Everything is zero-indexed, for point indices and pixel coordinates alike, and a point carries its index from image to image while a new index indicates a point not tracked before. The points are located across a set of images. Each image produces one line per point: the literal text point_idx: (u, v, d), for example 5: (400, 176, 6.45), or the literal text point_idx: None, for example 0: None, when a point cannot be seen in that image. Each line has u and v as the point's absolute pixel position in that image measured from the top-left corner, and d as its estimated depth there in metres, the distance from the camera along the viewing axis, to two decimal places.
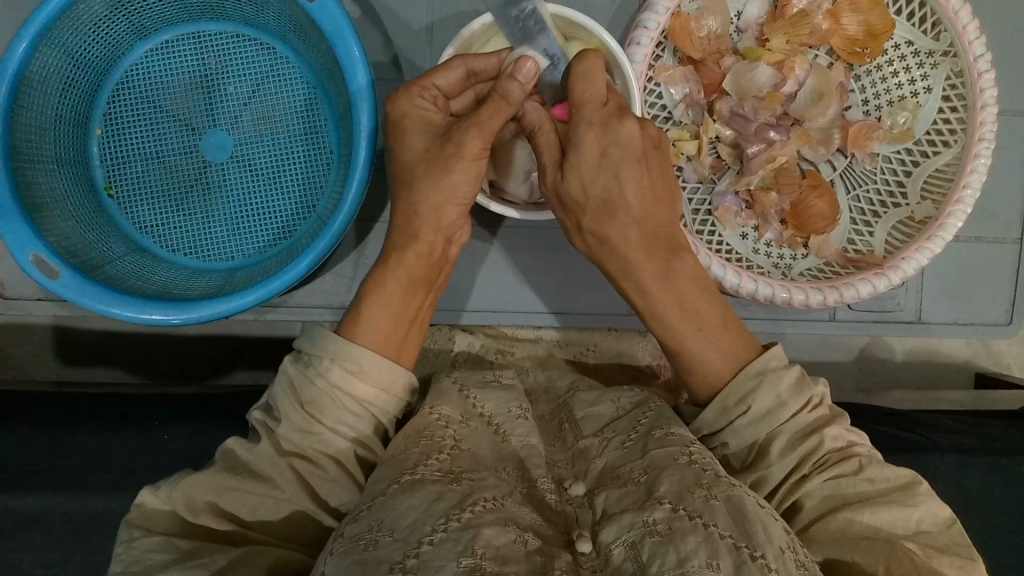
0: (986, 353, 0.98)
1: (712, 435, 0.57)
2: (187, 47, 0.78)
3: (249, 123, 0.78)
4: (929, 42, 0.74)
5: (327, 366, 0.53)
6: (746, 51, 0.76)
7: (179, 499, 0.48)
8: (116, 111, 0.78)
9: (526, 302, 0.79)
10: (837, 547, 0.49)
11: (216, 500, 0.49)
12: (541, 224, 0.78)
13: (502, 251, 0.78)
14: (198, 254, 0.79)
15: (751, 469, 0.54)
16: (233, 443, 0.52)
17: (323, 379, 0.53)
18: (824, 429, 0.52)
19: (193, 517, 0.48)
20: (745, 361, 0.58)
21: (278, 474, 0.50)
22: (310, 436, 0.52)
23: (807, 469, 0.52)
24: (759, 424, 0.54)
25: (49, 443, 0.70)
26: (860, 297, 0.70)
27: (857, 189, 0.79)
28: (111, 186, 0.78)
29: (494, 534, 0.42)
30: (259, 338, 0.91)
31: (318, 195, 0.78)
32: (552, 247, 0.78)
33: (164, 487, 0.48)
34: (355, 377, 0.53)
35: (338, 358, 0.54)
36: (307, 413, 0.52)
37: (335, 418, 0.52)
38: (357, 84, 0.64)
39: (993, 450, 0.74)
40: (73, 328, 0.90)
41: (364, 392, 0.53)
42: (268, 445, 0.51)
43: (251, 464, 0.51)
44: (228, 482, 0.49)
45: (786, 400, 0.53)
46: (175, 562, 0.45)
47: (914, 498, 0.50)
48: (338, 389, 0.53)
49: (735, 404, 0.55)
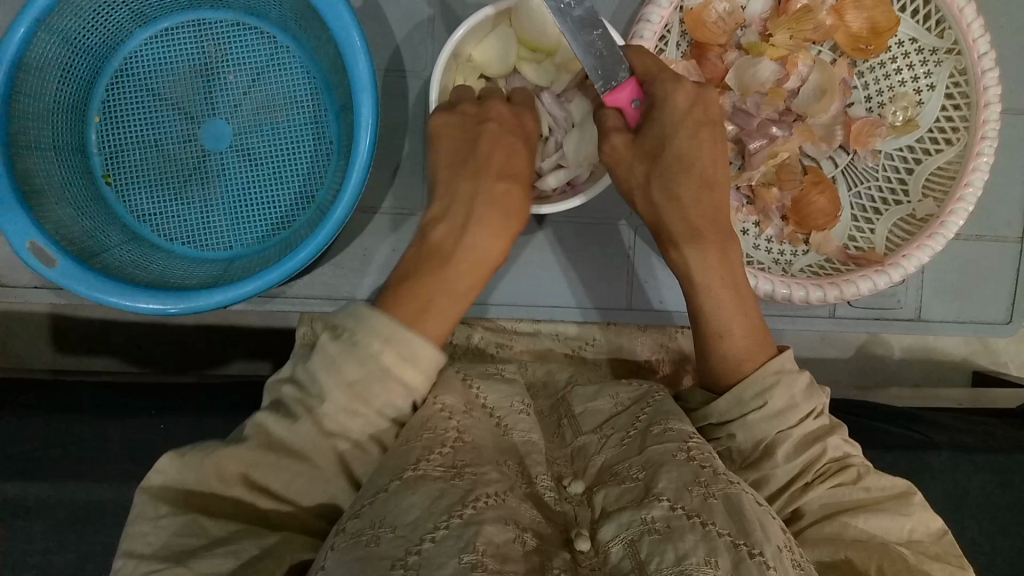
0: (984, 351, 0.98)
1: (720, 425, 0.57)
2: (186, 34, 0.78)
3: (248, 112, 0.78)
4: (934, 39, 0.73)
5: (379, 348, 0.52)
6: (749, 46, 0.75)
7: (211, 470, 0.47)
8: (114, 99, 0.78)
9: (555, 296, 0.80)
10: (830, 545, 0.50)
11: (248, 472, 0.48)
12: (591, 220, 0.79)
13: (551, 246, 0.79)
14: (195, 243, 0.78)
15: (754, 467, 0.54)
16: (267, 417, 0.50)
17: (375, 361, 0.51)
18: (828, 439, 0.54)
19: (225, 487, 0.48)
20: (764, 361, 0.58)
21: (320, 455, 0.50)
22: (355, 418, 0.51)
23: (808, 477, 0.53)
24: (773, 420, 0.54)
25: (49, 434, 0.70)
26: (860, 294, 0.70)
27: (859, 185, 0.79)
28: (110, 174, 0.78)
29: (495, 531, 0.42)
30: (258, 329, 0.91)
31: (317, 186, 0.77)
32: (597, 245, 0.80)
33: (196, 455, 0.48)
34: (406, 363, 0.52)
35: (390, 341, 0.52)
36: (354, 395, 0.50)
37: (385, 400, 0.51)
38: (359, 73, 0.63)
39: (987, 449, 0.75)
40: (72, 315, 0.90)
41: (414, 377, 0.52)
42: (308, 424, 0.50)
43: (288, 441, 0.49)
44: (263, 458, 0.49)
45: (799, 402, 0.54)
46: (203, 548, 0.45)
47: (908, 507, 0.52)
48: (389, 372, 0.51)
49: (752, 398, 0.55)
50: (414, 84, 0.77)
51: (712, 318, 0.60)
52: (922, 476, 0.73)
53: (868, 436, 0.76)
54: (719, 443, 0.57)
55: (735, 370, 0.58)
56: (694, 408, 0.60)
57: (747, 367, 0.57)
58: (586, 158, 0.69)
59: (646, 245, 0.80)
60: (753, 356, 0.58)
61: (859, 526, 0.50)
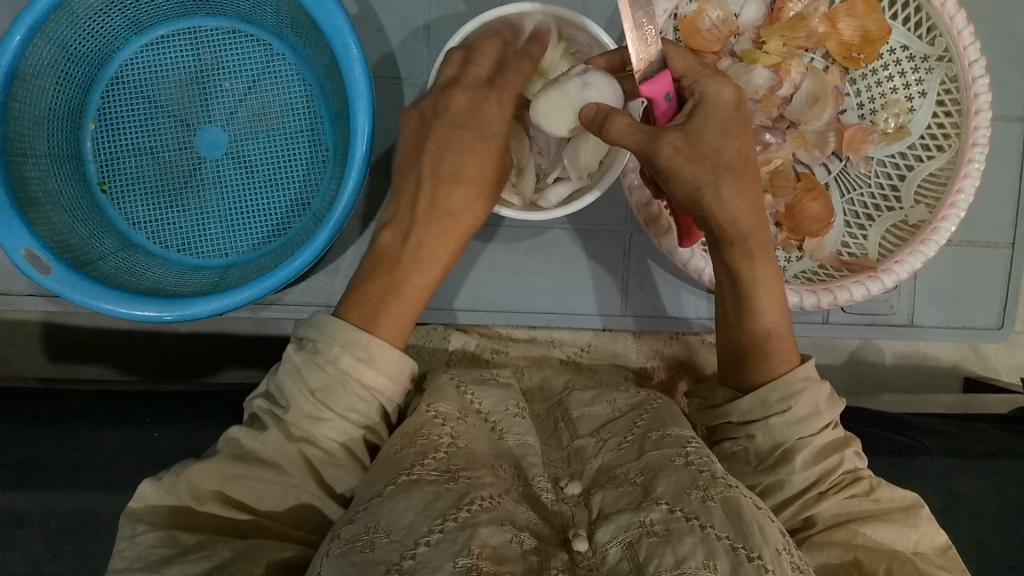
0: (975, 357, 0.98)
1: (742, 424, 0.56)
2: (182, 41, 0.78)
3: (244, 119, 0.78)
4: (924, 47, 0.74)
5: (337, 353, 0.54)
6: (743, 53, 0.76)
7: (186, 489, 0.48)
8: (110, 106, 0.77)
9: (570, 304, 0.81)
10: (840, 547, 0.50)
11: (222, 489, 0.50)
12: (593, 227, 0.80)
13: (558, 255, 0.80)
14: (190, 251, 0.78)
15: (771, 471, 0.54)
16: (238, 431, 0.53)
17: (332, 366, 0.53)
18: (845, 449, 0.54)
19: (200, 505, 0.49)
20: (790, 365, 0.57)
21: (287, 461, 0.51)
22: (321, 422, 0.53)
23: (823, 488, 0.53)
24: (797, 426, 0.54)
25: (41, 441, 0.69)
26: (854, 300, 0.70)
27: (851, 193, 0.79)
28: (105, 181, 0.78)
29: (490, 534, 0.42)
30: (250, 336, 0.90)
31: (313, 193, 0.77)
32: (599, 249, 0.80)
33: (169, 477, 0.49)
34: (364, 364, 0.54)
35: (348, 345, 0.54)
36: (317, 400, 0.53)
37: (347, 404, 0.53)
38: (356, 80, 0.64)
39: (984, 455, 0.75)
40: (61, 324, 0.89)
41: (374, 379, 0.54)
42: (276, 432, 0.52)
43: (257, 451, 0.52)
44: (234, 471, 0.50)
45: (823, 410, 0.55)
46: (177, 557, 0.46)
47: (914, 520, 0.52)
48: (348, 375, 0.53)
49: (777, 400, 0.55)
50: (409, 91, 0.77)
51: (749, 315, 0.60)
52: (916, 480, 0.73)
53: (861, 440, 0.76)
54: (736, 443, 0.57)
55: (763, 369, 0.57)
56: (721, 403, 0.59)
57: (772, 368, 0.57)
58: (586, 168, 0.68)
59: (645, 250, 0.80)
60: (778, 346, 0.58)
61: (867, 534, 0.51)
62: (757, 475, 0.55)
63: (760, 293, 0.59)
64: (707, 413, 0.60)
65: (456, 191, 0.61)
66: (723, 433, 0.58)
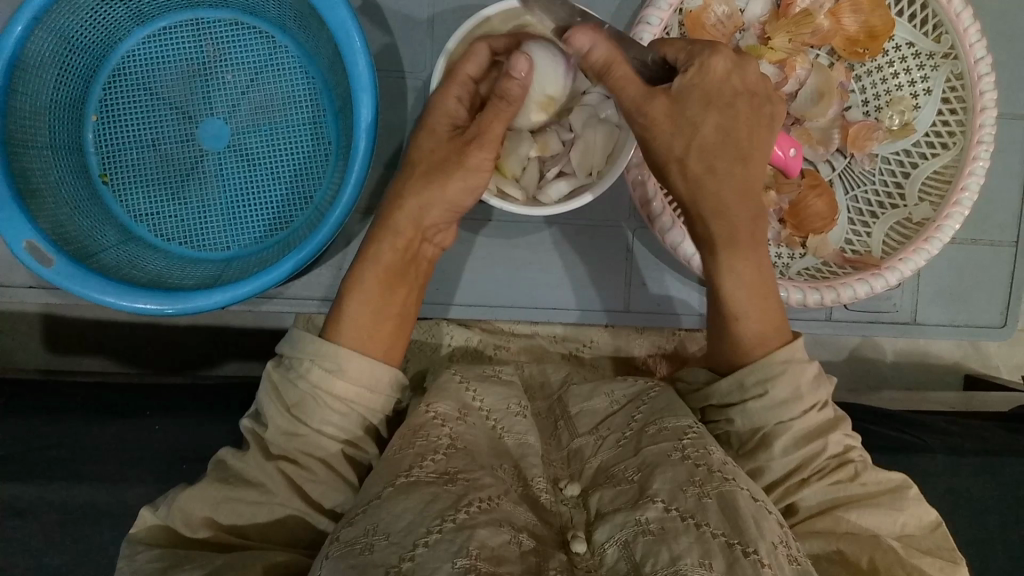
0: (975, 354, 0.98)
1: (722, 406, 0.57)
2: (184, 33, 0.77)
3: (246, 112, 0.78)
4: (930, 44, 0.74)
5: (307, 367, 0.54)
6: (749, 49, 0.74)
7: (178, 516, 0.49)
8: (112, 97, 0.77)
9: (556, 298, 0.79)
10: (820, 539, 0.51)
11: (213, 514, 0.50)
12: (592, 222, 0.79)
13: (554, 250, 0.79)
14: (192, 243, 0.78)
15: (750, 456, 0.55)
16: (224, 453, 0.53)
17: (304, 380, 0.54)
18: (829, 434, 0.54)
19: (192, 532, 0.49)
20: (779, 346, 0.57)
21: (269, 480, 0.51)
22: (298, 438, 0.53)
23: (806, 474, 0.53)
24: (776, 408, 0.53)
25: (42, 433, 0.69)
26: (857, 297, 0.70)
27: (855, 190, 0.79)
28: (106, 173, 0.78)
29: (488, 535, 0.42)
30: (251, 328, 0.90)
31: (315, 187, 0.77)
32: (597, 244, 0.79)
33: (162, 505, 0.50)
34: (334, 376, 0.54)
35: (318, 358, 0.54)
36: (292, 416, 0.53)
37: (321, 418, 0.53)
38: (359, 74, 0.63)
39: (983, 453, 0.75)
40: (62, 316, 0.89)
41: (345, 390, 0.54)
42: (257, 451, 0.52)
43: (241, 472, 0.51)
44: (221, 495, 0.50)
45: (804, 393, 0.54)
46: (169, 568, 0.47)
47: (901, 502, 0.53)
48: (319, 389, 0.53)
49: (754, 384, 0.54)
50: (412, 84, 0.77)
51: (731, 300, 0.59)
52: (916, 479, 0.73)
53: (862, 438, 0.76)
54: (717, 426, 0.58)
55: (744, 356, 0.57)
56: (701, 385, 0.59)
57: (757, 353, 0.57)
58: (593, 168, 0.68)
59: (650, 248, 0.79)
60: (767, 338, 0.57)
61: (851, 526, 0.51)
62: (738, 459, 0.56)
63: (738, 288, 0.59)
64: (691, 395, 0.60)
65: (456, 186, 0.61)
66: (709, 415, 0.59)
